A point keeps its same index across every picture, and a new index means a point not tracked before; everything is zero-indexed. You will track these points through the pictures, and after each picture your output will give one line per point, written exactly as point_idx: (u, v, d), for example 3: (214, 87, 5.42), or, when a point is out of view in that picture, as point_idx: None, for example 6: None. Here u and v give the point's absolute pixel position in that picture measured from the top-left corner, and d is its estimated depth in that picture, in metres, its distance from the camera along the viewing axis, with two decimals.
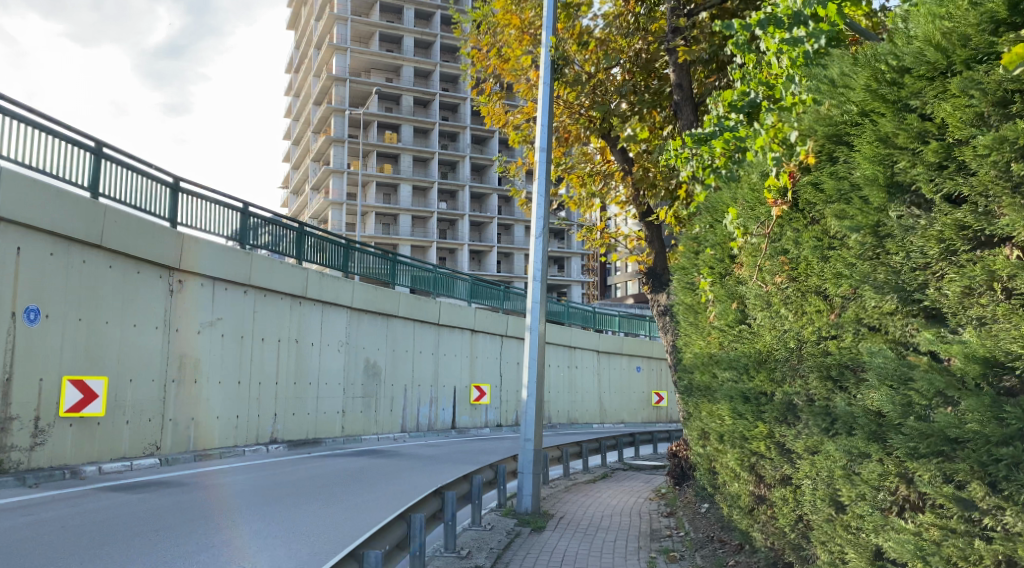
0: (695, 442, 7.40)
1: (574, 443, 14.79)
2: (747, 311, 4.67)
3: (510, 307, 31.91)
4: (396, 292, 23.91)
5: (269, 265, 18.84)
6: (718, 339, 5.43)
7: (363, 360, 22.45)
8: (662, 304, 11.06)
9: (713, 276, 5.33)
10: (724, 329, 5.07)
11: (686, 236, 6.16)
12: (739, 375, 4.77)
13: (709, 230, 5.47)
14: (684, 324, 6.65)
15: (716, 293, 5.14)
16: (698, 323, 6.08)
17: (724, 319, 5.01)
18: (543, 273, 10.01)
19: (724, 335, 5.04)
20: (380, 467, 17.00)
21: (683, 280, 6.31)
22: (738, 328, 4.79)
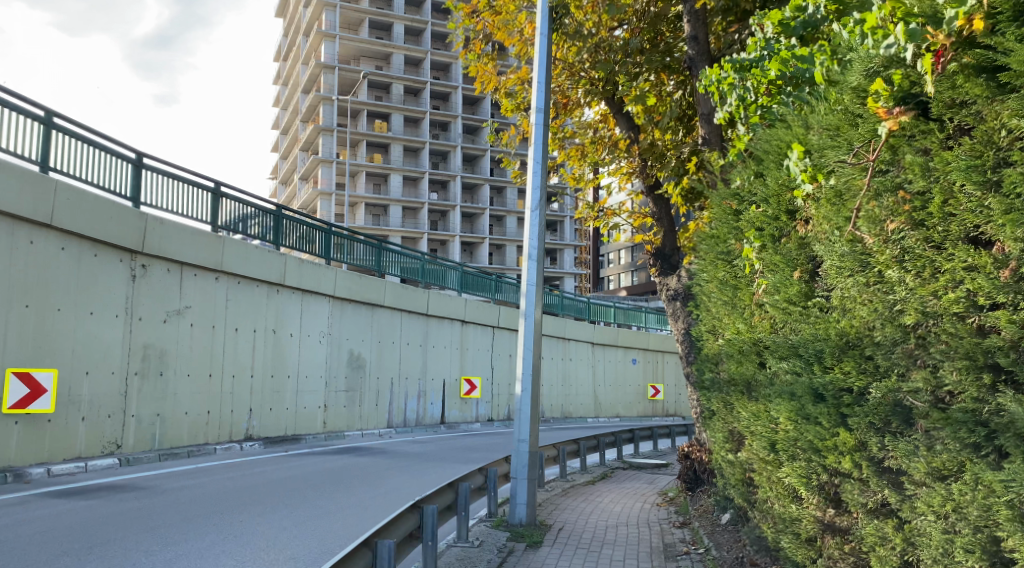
0: (721, 446, 6.26)
1: (571, 441, 13.65)
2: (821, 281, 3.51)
3: (503, 298, 30.76)
4: (382, 281, 22.68)
5: (243, 251, 17.56)
6: (768, 319, 4.27)
7: (346, 352, 21.24)
8: (671, 287, 9.87)
9: (763, 240, 4.15)
10: (779, 308, 3.91)
11: (721, 193, 5.00)
12: (803, 367, 3.61)
13: (755, 181, 4.31)
14: (715, 305, 5.51)
15: (769, 260, 3.98)
16: (734, 303, 4.93)
17: (782, 295, 3.85)
18: (541, 251, 8.80)
19: (781, 315, 3.89)
20: (362, 466, 15.84)
21: (715, 250, 5.15)
22: (805, 306, 3.63)
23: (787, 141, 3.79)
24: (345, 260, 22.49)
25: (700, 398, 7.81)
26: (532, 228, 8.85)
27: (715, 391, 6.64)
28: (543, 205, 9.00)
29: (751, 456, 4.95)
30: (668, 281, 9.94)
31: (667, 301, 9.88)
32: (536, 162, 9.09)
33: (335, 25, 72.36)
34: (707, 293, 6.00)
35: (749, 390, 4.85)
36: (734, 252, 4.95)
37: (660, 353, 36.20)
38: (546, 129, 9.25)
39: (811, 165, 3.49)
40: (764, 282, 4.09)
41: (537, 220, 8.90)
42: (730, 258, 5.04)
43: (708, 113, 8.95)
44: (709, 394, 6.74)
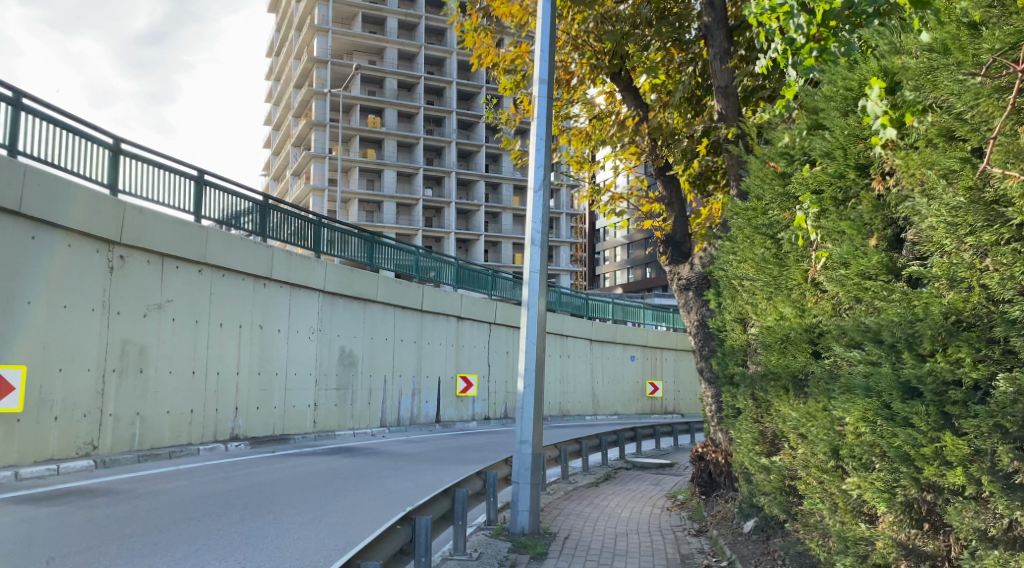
0: (751, 447, 5.59)
1: (573, 441, 12.98)
2: (921, 247, 2.93)
3: (499, 294, 30.03)
4: (374, 275, 21.94)
5: (227, 242, 16.82)
6: (834, 299, 3.61)
7: (337, 349, 20.51)
8: (683, 277, 9.14)
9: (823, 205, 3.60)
10: (849, 282, 3.28)
11: (765, 156, 4.37)
12: (890, 356, 2.98)
13: (815, 136, 3.64)
14: (752, 288, 4.83)
15: (841, 228, 3.37)
16: (776, 282, 4.25)
17: (853, 257, 3.20)
18: (545, 235, 8.03)
19: (853, 290, 3.24)
20: (354, 467, 15.14)
21: (757, 223, 4.48)
22: (892, 280, 3.02)
23: (864, 80, 3.23)
24: (336, 254, 21.70)
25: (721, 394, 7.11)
26: (534, 210, 8.11)
27: (742, 387, 5.97)
28: (546, 185, 8.27)
29: (798, 462, 4.27)
30: (679, 270, 9.23)
31: (678, 292, 9.17)
32: (539, 139, 8.33)
33: (327, 19, 71.45)
34: (738, 276, 5.31)
35: (800, 385, 4.18)
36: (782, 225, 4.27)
37: (659, 350, 35.53)
38: (550, 103, 8.51)
39: (894, 104, 3.06)
40: (829, 254, 3.45)
41: (539, 200, 8.17)
42: (776, 233, 4.36)
43: (725, 86, 8.26)
44: (734, 391, 6.08)
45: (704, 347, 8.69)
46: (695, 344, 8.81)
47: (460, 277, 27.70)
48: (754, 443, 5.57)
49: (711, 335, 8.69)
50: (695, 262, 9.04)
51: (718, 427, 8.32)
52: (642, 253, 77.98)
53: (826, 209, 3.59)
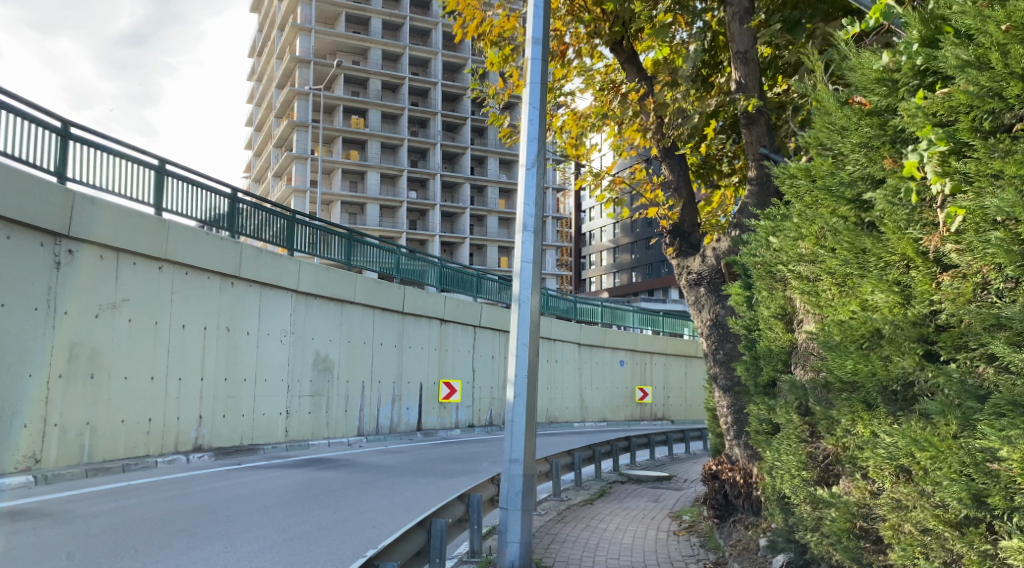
0: (798, 470, 4.55)
1: (566, 453, 11.94)
2: None
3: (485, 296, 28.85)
4: (352, 275, 20.75)
5: (191, 237, 15.58)
6: (977, 273, 2.82)
7: (312, 352, 19.30)
8: (692, 271, 8.06)
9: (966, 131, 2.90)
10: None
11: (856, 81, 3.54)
12: None
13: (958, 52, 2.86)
14: (821, 269, 3.78)
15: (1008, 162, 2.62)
16: (880, 267, 3.30)
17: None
18: (539, 219, 6.89)
19: None
20: (326, 482, 13.95)
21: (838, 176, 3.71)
22: None
23: None
24: (311, 252, 20.42)
25: (748, 405, 6.06)
26: (527, 189, 6.95)
27: (783, 398, 4.93)
28: (540, 161, 7.10)
29: (889, 496, 3.23)
30: (689, 263, 8.13)
31: (687, 289, 8.12)
32: (533, 109, 7.18)
33: (310, 18, 70.04)
34: (789, 264, 4.29)
35: (915, 394, 3.20)
36: (871, 178, 3.51)
37: (649, 355, 34.46)
38: (546, 67, 7.37)
39: None
40: (981, 208, 2.72)
41: (533, 178, 7.00)
42: (859, 194, 3.61)
43: (745, 50, 7.39)
44: (772, 403, 5.02)
45: (719, 349, 7.62)
46: (708, 347, 7.77)
47: (444, 278, 26.47)
48: (801, 468, 4.53)
49: (727, 337, 7.63)
50: (707, 254, 7.96)
51: (737, 443, 7.29)
52: (629, 258, 77.00)
53: (962, 144, 2.93)
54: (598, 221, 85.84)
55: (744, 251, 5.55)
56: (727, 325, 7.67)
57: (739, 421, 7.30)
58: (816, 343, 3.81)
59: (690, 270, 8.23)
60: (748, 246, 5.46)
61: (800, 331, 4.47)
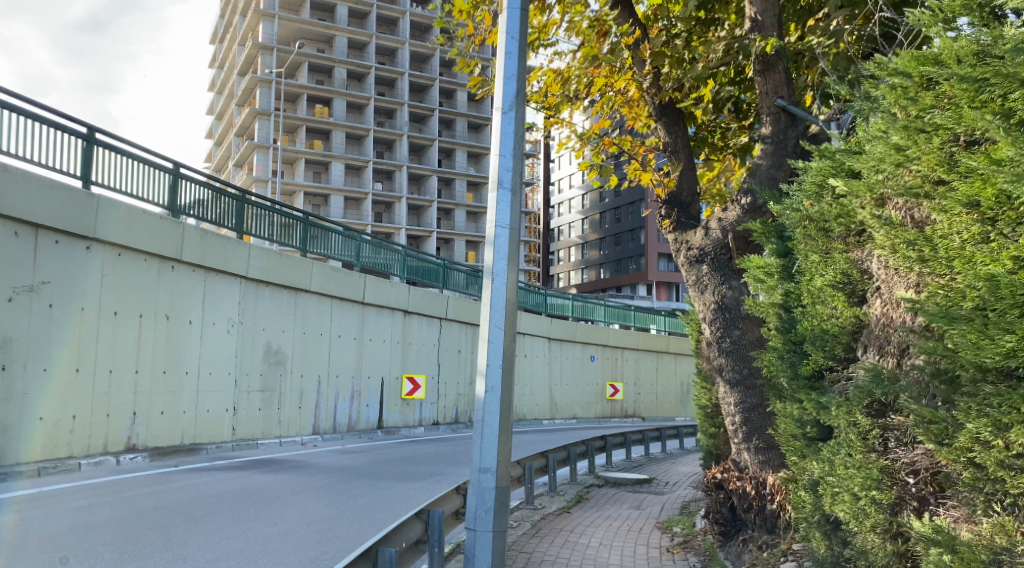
0: (865, 488, 3.39)
1: (539, 454, 10.79)
2: None
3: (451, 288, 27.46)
4: (308, 261, 19.31)
5: (124, 215, 14.03)
6: None
7: (262, 344, 17.84)
8: (692, 247, 6.95)
9: None
10: None
11: None
12: None
13: None
14: (965, 194, 2.53)
15: None
16: None
17: None
18: (518, 174, 5.63)
19: None
20: (272, 487, 12.53)
21: (1010, 48, 2.50)
22: None
23: None
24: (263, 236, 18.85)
25: (775, 405, 4.91)
26: (504, 139, 5.65)
27: (843, 393, 3.74)
28: (521, 104, 5.80)
29: None
30: (688, 236, 7.02)
31: (685, 267, 7.01)
32: (511, 40, 5.87)
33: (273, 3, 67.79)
34: (889, 212, 3.12)
35: None
36: None
37: (620, 350, 33.47)
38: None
39: None
40: None
41: (510, 124, 5.70)
42: None
43: None
44: (823, 400, 3.83)
45: (723, 335, 6.57)
46: (711, 332, 6.67)
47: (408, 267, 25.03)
48: (870, 489, 3.36)
49: (734, 321, 6.55)
50: (710, 225, 6.84)
51: (747, 448, 6.28)
52: (597, 254, 76.26)
53: None
54: (566, 216, 84.98)
55: (781, 210, 4.42)
56: (735, 309, 6.58)
57: (750, 423, 6.29)
58: (941, 312, 2.60)
59: (687, 245, 7.15)
60: (788, 201, 4.26)
61: (886, 302, 3.29)
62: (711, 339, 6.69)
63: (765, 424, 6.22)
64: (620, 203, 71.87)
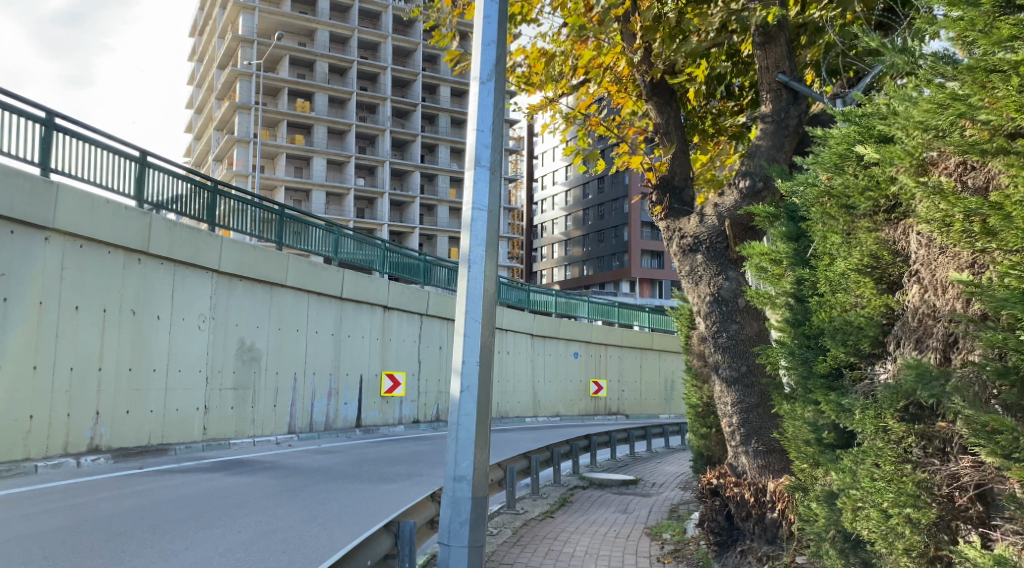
0: (897, 505, 2.94)
1: (521, 455, 10.30)
2: None
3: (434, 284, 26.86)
4: (283, 255, 18.67)
5: (87, 204, 13.33)
6: None
7: (235, 341, 17.19)
8: (685, 234, 6.47)
9: None
10: None
11: None
12: None
13: None
14: None
15: None
16: None
17: None
18: (499, 150, 5.09)
19: None
20: (241, 490, 11.93)
21: None
22: None
23: None
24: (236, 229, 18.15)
25: (782, 406, 4.45)
26: (482, 111, 5.09)
27: (867, 394, 3.26)
28: (501, 73, 5.25)
29: None
30: (682, 224, 6.54)
31: (678, 257, 6.53)
32: (490, 4, 5.34)
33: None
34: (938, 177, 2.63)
35: None
36: None
37: (604, 347, 33.06)
38: None
39: None
40: None
41: (489, 95, 5.15)
42: None
43: None
44: (844, 402, 3.35)
45: (720, 330, 6.11)
46: (707, 326, 6.20)
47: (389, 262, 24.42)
48: (904, 505, 2.90)
49: (731, 315, 6.09)
50: (706, 210, 6.36)
51: (745, 451, 5.85)
52: (580, 251, 75.94)
53: None
54: (549, 212, 84.59)
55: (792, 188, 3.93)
56: (733, 302, 6.12)
57: (748, 424, 5.87)
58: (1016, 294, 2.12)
59: (677, 233, 6.66)
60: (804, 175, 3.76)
61: (929, 289, 2.81)
62: (707, 334, 6.21)
63: (764, 425, 5.81)
64: (603, 199, 71.56)
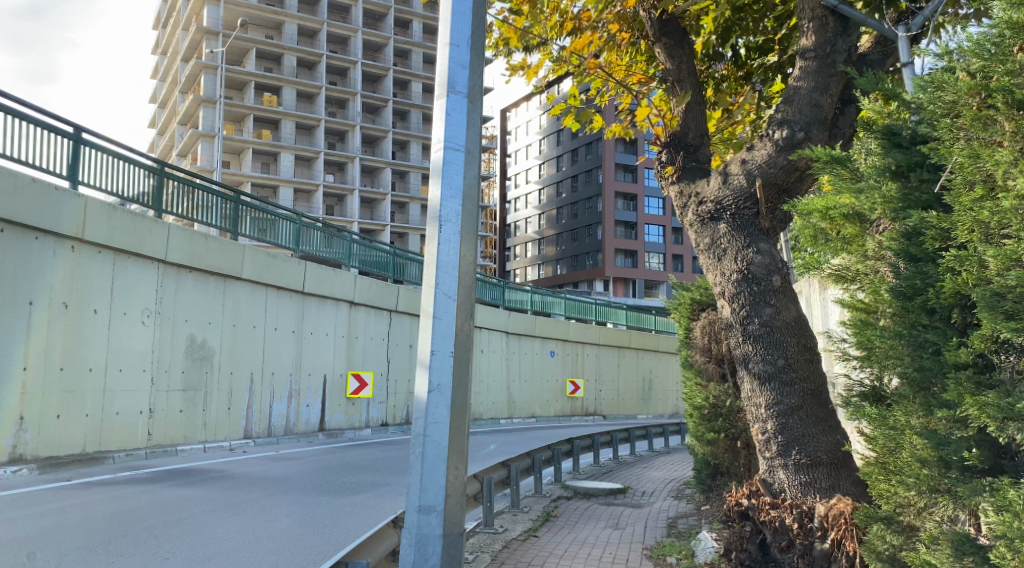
0: None
1: (498, 464, 9.13)
2: None
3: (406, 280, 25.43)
4: (239, 245, 17.23)
5: (10, 183, 11.85)
6: None
7: (184, 338, 15.73)
8: (705, 198, 5.34)
9: None
10: None
11: None
12: None
13: None
14: None
15: None
16: None
17: None
18: (476, 71, 3.88)
19: None
20: (182, 504, 10.56)
21: None
22: None
23: None
24: (187, 216, 16.63)
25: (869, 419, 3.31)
26: (456, 21, 3.90)
27: None
28: None
29: None
30: (699, 186, 5.43)
31: (695, 228, 5.39)
32: None
33: None
34: None
35: None
36: None
37: (581, 346, 31.98)
38: None
39: None
40: None
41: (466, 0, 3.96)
42: None
43: None
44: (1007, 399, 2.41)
45: (750, 315, 4.96)
46: (732, 310, 5.06)
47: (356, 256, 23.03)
48: None
49: (762, 297, 4.95)
50: (730, 169, 5.25)
51: (784, 465, 4.73)
52: (553, 250, 74.89)
53: None
54: (522, 211, 83.44)
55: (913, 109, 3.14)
56: (766, 281, 4.98)
57: (787, 431, 4.73)
58: None
59: (688, 199, 5.51)
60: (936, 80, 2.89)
61: None
62: (732, 322, 5.07)
63: (806, 433, 4.68)
64: (577, 198, 70.71)
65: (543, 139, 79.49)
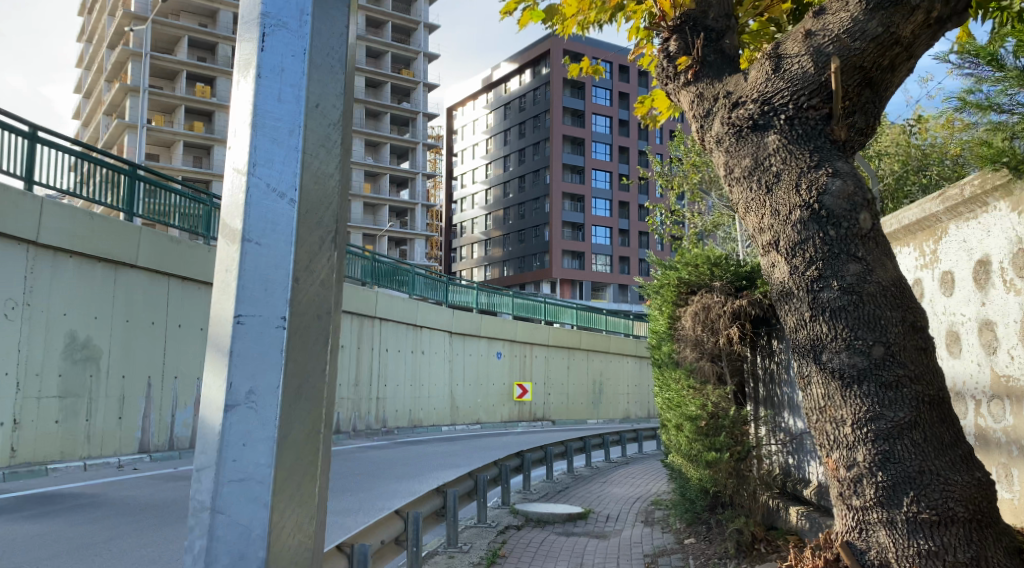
0: None
1: (431, 492, 7.10)
2: None
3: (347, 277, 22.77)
4: (134, 228, 14.81)
5: None
6: None
7: (63, 334, 13.23)
8: (736, 92, 3.71)
9: None
10: None
11: None
12: None
13: None
14: None
15: None
16: None
17: None
18: None
19: None
20: (23, 544, 8.18)
21: None
22: None
23: None
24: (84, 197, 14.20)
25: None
26: None
27: None
28: None
29: None
30: (731, 82, 3.78)
31: (726, 142, 3.71)
32: None
33: None
34: None
35: None
36: None
37: (529, 347, 30.11)
38: None
39: None
40: None
41: None
42: None
43: None
44: None
45: (825, 276, 3.28)
46: (791, 270, 3.38)
47: None
48: None
49: (841, 249, 3.27)
50: (784, 47, 3.54)
51: (890, 522, 3.09)
52: (499, 252, 73.03)
53: None
54: (469, 211, 81.30)
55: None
56: (851, 220, 3.27)
57: (894, 467, 3.08)
58: None
59: (709, 98, 3.87)
60: None
61: None
62: (794, 287, 3.39)
63: (925, 468, 3.04)
64: (524, 198, 69.05)
65: (491, 138, 77.58)
